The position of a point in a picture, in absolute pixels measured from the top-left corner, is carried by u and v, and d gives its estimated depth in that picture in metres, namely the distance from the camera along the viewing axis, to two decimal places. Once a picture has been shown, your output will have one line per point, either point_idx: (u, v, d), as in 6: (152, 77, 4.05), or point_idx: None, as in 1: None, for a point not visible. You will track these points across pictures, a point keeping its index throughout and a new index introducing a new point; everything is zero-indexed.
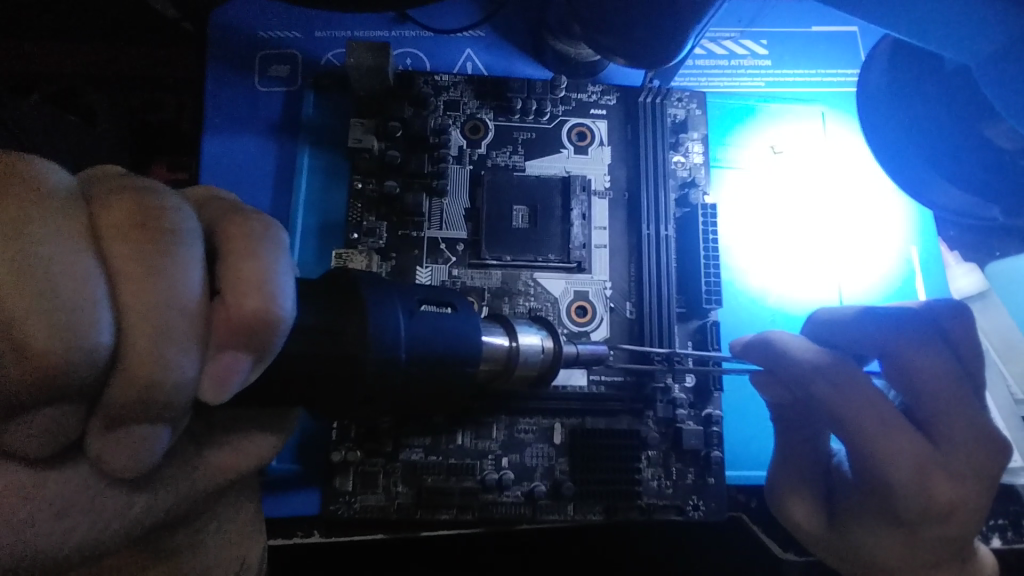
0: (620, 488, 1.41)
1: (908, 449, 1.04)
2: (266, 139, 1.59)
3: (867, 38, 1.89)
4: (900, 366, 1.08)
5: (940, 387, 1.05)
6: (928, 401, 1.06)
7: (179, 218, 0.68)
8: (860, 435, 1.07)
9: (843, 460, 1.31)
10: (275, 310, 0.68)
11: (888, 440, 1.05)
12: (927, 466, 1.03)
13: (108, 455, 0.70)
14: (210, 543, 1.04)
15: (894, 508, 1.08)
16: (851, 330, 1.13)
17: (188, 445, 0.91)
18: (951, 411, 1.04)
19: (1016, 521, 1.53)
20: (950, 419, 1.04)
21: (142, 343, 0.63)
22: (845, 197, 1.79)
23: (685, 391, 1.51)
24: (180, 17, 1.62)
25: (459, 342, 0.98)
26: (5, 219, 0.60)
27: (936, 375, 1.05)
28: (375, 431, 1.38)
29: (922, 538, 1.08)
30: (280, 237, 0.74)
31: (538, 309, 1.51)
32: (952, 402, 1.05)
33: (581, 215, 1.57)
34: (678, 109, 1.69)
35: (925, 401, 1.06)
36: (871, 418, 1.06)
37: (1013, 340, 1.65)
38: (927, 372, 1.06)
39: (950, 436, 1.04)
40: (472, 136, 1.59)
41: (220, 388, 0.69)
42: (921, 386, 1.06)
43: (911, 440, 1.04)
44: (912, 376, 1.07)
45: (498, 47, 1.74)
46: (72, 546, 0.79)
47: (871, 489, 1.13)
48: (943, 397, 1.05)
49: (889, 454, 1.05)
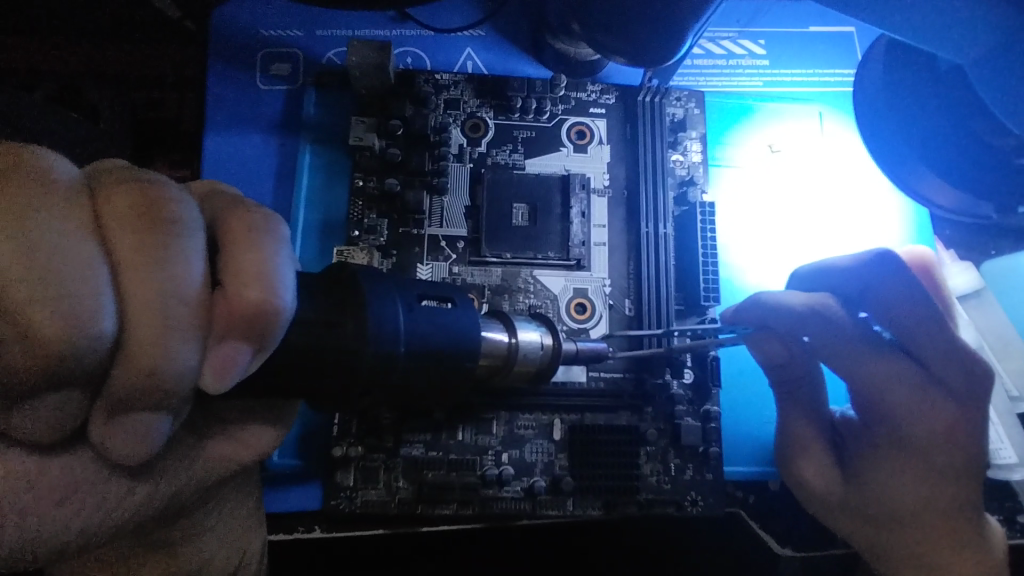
0: (619, 482, 1.43)
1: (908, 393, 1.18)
2: (267, 136, 1.60)
3: (863, 39, 1.91)
4: (878, 297, 1.22)
5: (917, 315, 1.18)
6: (912, 332, 1.19)
7: (181, 209, 0.69)
8: (877, 389, 1.19)
9: (848, 413, 1.36)
10: (275, 301, 0.70)
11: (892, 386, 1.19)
12: (930, 398, 1.17)
13: (111, 442, 0.72)
14: (209, 536, 1.05)
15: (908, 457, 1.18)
16: (828, 273, 1.30)
17: (188, 435, 0.93)
18: (929, 337, 1.18)
19: (1012, 517, 1.55)
20: (935, 348, 1.17)
21: (144, 332, 0.64)
22: (841, 194, 1.81)
23: (684, 387, 1.52)
24: (182, 17, 1.63)
25: (459, 336, 0.99)
26: (8, 209, 0.61)
27: (912, 304, 1.19)
28: (377, 425, 1.40)
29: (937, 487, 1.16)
30: (280, 230, 0.75)
31: (538, 306, 1.52)
32: (933, 335, 1.18)
33: (581, 212, 1.58)
34: (677, 108, 1.70)
35: (908, 332, 1.19)
36: (860, 350, 1.21)
37: (1008, 337, 1.65)
38: (904, 300, 1.20)
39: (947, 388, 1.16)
40: (472, 135, 1.60)
41: (221, 377, 0.70)
42: (900, 314, 1.20)
43: (910, 384, 1.18)
44: (891, 306, 1.21)
45: (497, 46, 1.75)
46: (75, 534, 0.81)
47: (879, 433, 1.23)
48: (922, 323, 1.18)
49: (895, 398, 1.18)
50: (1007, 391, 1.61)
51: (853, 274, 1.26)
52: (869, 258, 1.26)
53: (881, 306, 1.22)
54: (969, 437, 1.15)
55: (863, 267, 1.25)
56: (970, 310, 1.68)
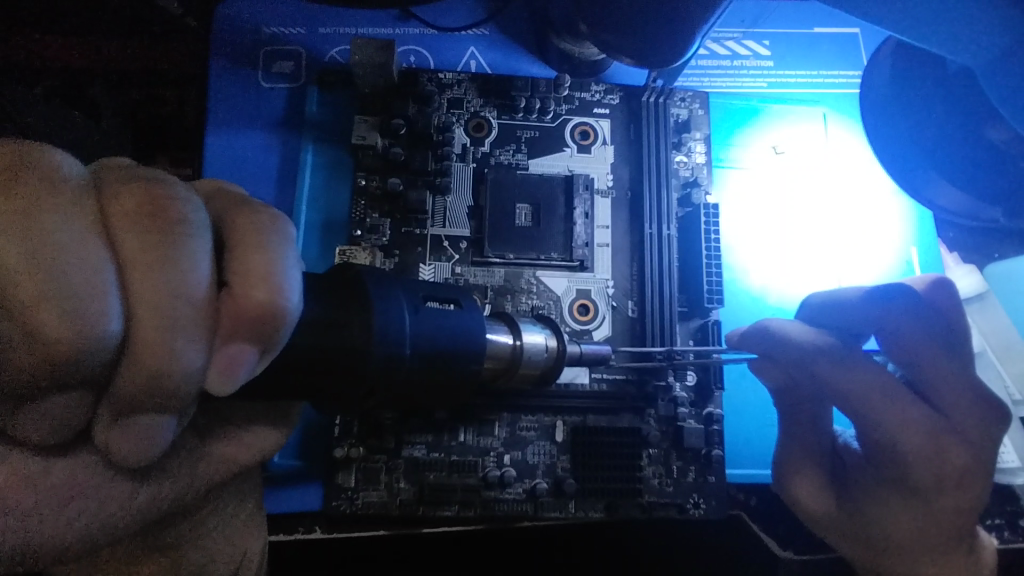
0: (621, 485, 1.42)
1: (914, 419, 1.09)
2: (269, 133, 1.59)
3: (868, 39, 1.90)
4: (891, 337, 1.15)
5: (932, 353, 1.11)
6: (925, 371, 1.12)
7: (188, 209, 0.68)
8: (869, 407, 1.12)
9: (852, 440, 1.34)
10: (282, 301, 0.69)
11: (896, 410, 1.10)
12: (929, 443, 1.08)
13: (115, 444, 0.71)
14: (209, 539, 1.05)
15: (909, 478, 1.12)
16: (839, 306, 1.22)
17: (191, 437, 0.92)
18: (943, 371, 1.11)
19: (1012, 521, 1.54)
20: (947, 384, 1.10)
21: (149, 331, 0.63)
22: (846, 198, 1.80)
23: (686, 389, 1.52)
24: (185, 13, 1.62)
25: (462, 337, 0.98)
26: (14, 209, 0.60)
27: (925, 343, 1.12)
28: (377, 426, 1.39)
29: (936, 509, 1.12)
30: (287, 230, 0.74)
31: (540, 307, 1.51)
32: (948, 372, 1.11)
33: (584, 213, 1.57)
34: (681, 108, 1.69)
35: (924, 370, 1.12)
36: (876, 391, 1.11)
37: (1011, 341, 1.64)
38: (919, 342, 1.12)
39: (953, 411, 1.10)
40: (475, 134, 1.59)
41: (226, 379, 0.69)
42: (916, 356, 1.12)
43: (917, 409, 1.10)
44: (907, 346, 1.13)
45: (501, 44, 1.74)
46: (75, 535, 0.80)
47: (881, 463, 1.17)
48: (936, 361, 1.11)
49: (899, 426, 1.10)
50: (1008, 396, 1.59)
51: (862, 312, 1.17)
52: (881, 292, 1.16)
53: (896, 345, 1.14)
54: (987, 457, 1.09)
55: (872, 306, 1.16)
56: (973, 313, 1.68)
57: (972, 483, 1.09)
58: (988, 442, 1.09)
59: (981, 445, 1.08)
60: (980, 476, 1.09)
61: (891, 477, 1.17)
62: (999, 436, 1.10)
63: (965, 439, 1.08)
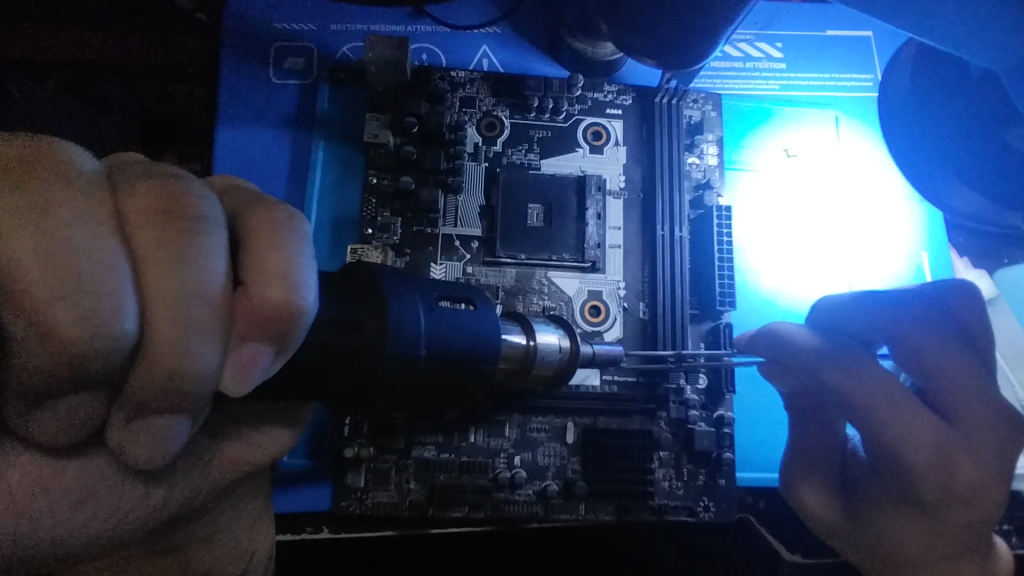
0: (633, 488, 1.41)
1: (928, 431, 1.07)
2: (280, 130, 1.58)
3: (881, 44, 1.90)
4: (908, 350, 1.13)
5: (950, 364, 1.10)
6: (938, 381, 1.11)
7: (204, 206, 0.67)
8: (879, 417, 1.10)
9: (858, 447, 1.34)
10: (299, 301, 0.67)
11: (910, 423, 1.08)
12: (949, 452, 1.06)
13: (129, 446, 0.70)
14: (217, 540, 1.03)
15: (917, 492, 1.11)
16: (855, 315, 1.17)
17: (203, 438, 0.91)
18: (959, 381, 1.09)
19: (1020, 527, 1.54)
20: (961, 395, 1.09)
21: (164, 331, 0.62)
22: (856, 202, 1.79)
23: (697, 392, 1.51)
24: (194, 8, 1.60)
25: (477, 338, 0.97)
26: (22, 204, 0.59)
27: (944, 355, 1.10)
28: (388, 426, 1.38)
29: (946, 521, 1.11)
30: (303, 228, 0.73)
31: (552, 308, 1.51)
32: (964, 382, 1.09)
33: (596, 214, 1.56)
34: (694, 110, 1.68)
35: (937, 378, 1.11)
36: (891, 401, 1.09)
37: (1019, 346, 1.65)
38: (939, 356, 1.10)
39: (966, 425, 1.08)
40: (488, 134, 1.58)
41: (241, 379, 0.68)
42: (933, 366, 1.11)
43: (931, 421, 1.08)
44: (925, 358, 1.11)
45: (513, 44, 1.74)
46: (90, 536, 0.80)
47: (892, 474, 1.16)
48: (953, 367, 1.10)
49: (912, 440, 1.08)
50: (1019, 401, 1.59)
51: (872, 316, 1.15)
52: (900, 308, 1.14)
53: (909, 353, 1.13)
54: (1003, 470, 1.07)
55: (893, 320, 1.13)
56: None
57: (986, 497, 1.07)
58: (1001, 456, 1.07)
59: (994, 458, 1.07)
60: (995, 490, 1.07)
61: (902, 489, 1.15)
62: (1014, 450, 1.08)
63: (978, 453, 1.07)
